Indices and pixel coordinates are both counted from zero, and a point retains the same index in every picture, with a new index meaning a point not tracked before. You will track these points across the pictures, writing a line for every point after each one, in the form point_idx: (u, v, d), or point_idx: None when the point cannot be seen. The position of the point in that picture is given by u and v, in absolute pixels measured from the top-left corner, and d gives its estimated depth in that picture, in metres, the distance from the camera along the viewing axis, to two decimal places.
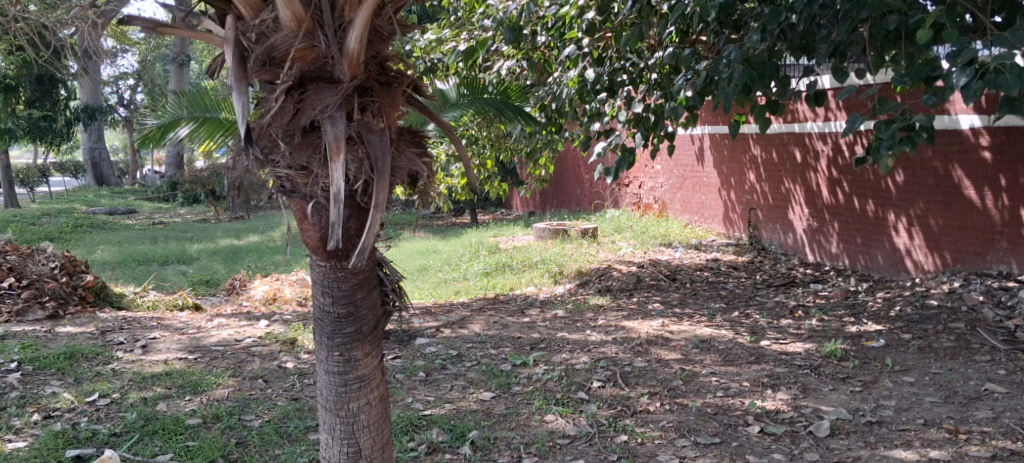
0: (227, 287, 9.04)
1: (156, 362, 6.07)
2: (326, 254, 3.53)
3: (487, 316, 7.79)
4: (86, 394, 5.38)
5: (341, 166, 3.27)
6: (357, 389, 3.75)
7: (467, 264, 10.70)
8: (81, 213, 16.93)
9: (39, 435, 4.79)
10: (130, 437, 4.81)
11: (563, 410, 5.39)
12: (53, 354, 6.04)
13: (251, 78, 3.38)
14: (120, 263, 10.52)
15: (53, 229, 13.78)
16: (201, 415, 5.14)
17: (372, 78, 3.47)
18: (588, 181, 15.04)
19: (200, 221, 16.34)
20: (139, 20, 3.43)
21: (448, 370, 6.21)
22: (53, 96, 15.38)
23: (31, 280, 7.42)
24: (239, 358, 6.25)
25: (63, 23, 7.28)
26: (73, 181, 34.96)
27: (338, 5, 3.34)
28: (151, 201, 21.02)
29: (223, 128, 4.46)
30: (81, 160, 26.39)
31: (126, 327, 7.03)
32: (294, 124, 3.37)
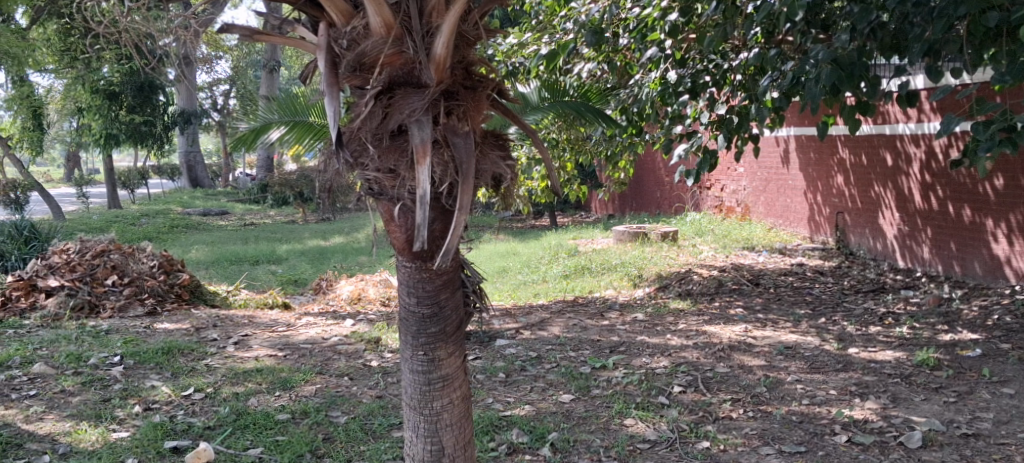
0: (313, 287, 9.29)
1: (248, 358, 6.29)
2: (411, 255, 3.61)
3: (567, 318, 7.80)
4: (183, 388, 5.61)
5: (427, 170, 3.34)
6: (441, 388, 3.81)
7: (546, 266, 10.72)
8: (177, 214, 17.63)
9: (139, 426, 5.01)
10: (224, 431, 5.00)
11: (643, 414, 5.36)
12: (152, 349, 6.33)
13: (342, 84, 3.47)
14: (214, 262, 10.93)
15: (152, 229, 14.39)
16: (290, 411, 5.30)
17: (458, 83, 3.53)
18: (668, 183, 14.89)
19: (288, 222, 16.80)
20: (237, 28, 3.56)
21: (528, 372, 6.25)
22: (153, 102, 15.92)
23: (132, 277, 7.76)
24: (325, 356, 6.42)
25: (164, 32, 7.62)
26: (170, 184, 36.52)
27: (426, 11, 3.41)
28: (243, 202, 21.73)
29: (312, 132, 4.59)
30: (177, 163, 27.48)
31: (219, 324, 7.30)
32: (383, 128, 3.45)
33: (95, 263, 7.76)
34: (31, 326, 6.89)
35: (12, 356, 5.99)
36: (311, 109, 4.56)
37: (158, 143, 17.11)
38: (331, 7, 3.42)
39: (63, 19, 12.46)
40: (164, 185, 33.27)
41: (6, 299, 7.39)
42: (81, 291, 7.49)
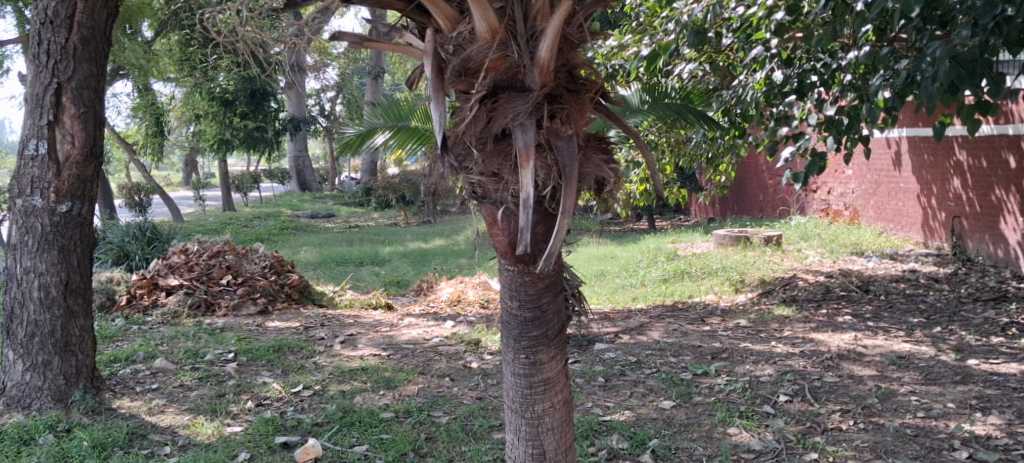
0: (415, 288, 9.47)
1: (353, 357, 6.46)
2: (514, 258, 3.64)
3: (667, 323, 7.69)
4: (293, 385, 5.81)
5: (530, 173, 3.35)
6: (542, 391, 3.81)
7: (645, 270, 10.60)
8: (287, 217, 18.28)
9: (252, 421, 5.21)
10: (331, 428, 5.14)
11: (747, 423, 5.23)
12: (264, 347, 6.58)
13: (447, 89, 3.51)
14: (320, 263, 11.28)
15: (264, 231, 14.96)
16: (393, 410, 5.41)
17: (562, 86, 3.53)
18: (772, 186, 14.53)
19: (390, 225, 17.17)
20: (348, 35, 3.65)
21: (627, 377, 6.19)
22: (264, 108, 16.54)
23: (245, 278, 8.12)
24: (427, 357, 6.53)
25: (277, 40, 7.91)
26: (281, 187, 37.89)
27: (531, 15, 3.43)
28: (348, 206, 22.33)
29: (417, 137, 4.66)
30: (287, 167, 28.50)
31: (327, 323, 7.53)
32: (487, 132, 3.47)
33: (211, 263, 8.21)
34: (153, 323, 7.26)
35: (136, 351, 6.33)
36: (413, 114, 4.63)
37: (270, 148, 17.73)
38: (438, 12, 3.47)
39: (184, 31, 13.10)
40: (274, 189, 34.54)
41: (131, 296, 7.76)
42: (199, 290, 7.83)
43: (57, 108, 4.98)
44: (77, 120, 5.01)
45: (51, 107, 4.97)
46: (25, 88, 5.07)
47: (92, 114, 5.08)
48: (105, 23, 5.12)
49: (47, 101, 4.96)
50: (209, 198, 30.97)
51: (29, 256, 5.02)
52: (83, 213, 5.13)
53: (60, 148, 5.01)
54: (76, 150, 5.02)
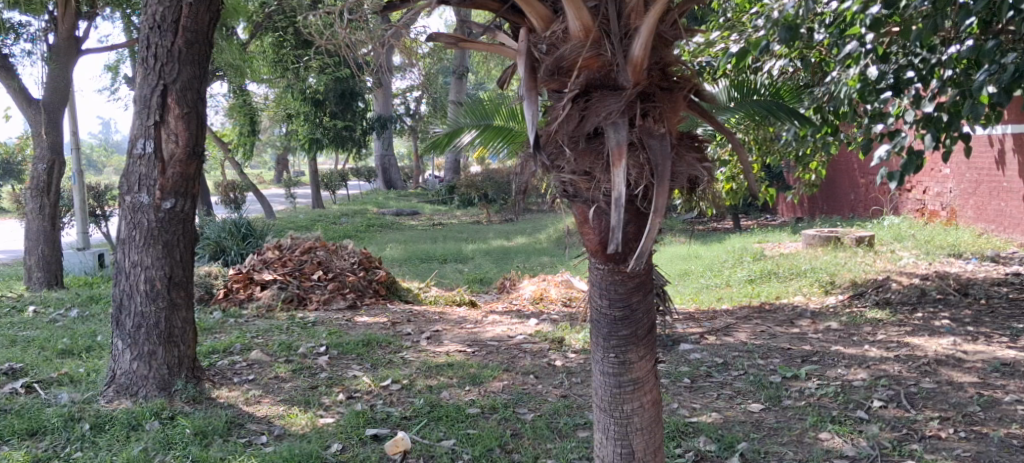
0: (498, 286, 9.55)
1: (439, 353, 6.55)
2: (604, 258, 3.64)
3: (754, 325, 7.55)
4: (381, 378, 5.94)
5: (622, 172, 3.35)
6: (631, 391, 3.80)
7: (730, 271, 10.41)
8: (373, 214, 18.64)
9: (344, 413, 5.35)
10: (419, 422, 5.23)
11: (839, 428, 5.09)
12: (354, 341, 6.74)
13: (540, 88, 3.53)
14: (406, 260, 11.47)
15: (351, 228, 15.30)
16: (480, 406, 5.47)
17: (655, 84, 3.51)
18: (864, 185, 14.11)
19: (473, 223, 17.31)
20: (443, 36, 3.72)
21: (714, 378, 6.10)
22: (353, 107, 16.84)
23: (335, 273, 8.34)
24: (511, 354, 6.57)
25: (366, 42, 8.09)
26: (366, 185, 38.67)
27: (624, 13, 3.42)
28: (432, 203, 22.63)
29: (503, 135, 4.69)
30: (373, 165, 29.06)
31: (413, 319, 7.66)
32: (579, 131, 3.48)
33: (303, 259, 8.48)
34: (248, 316, 7.53)
35: (233, 343, 6.57)
36: (499, 114, 4.66)
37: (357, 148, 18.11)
38: (531, 13, 3.50)
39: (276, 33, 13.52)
40: (361, 186, 35.18)
41: (228, 290, 8.04)
42: (291, 285, 8.07)
43: (163, 109, 5.21)
44: (181, 120, 5.23)
45: (157, 108, 5.20)
46: (134, 90, 5.32)
47: (195, 115, 5.30)
48: (208, 27, 5.33)
49: (154, 102, 5.20)
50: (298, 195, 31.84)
51: (136, 250, 5.27)
52: (186, 209, 5.35)
53: (165, 147, 5.23)
54: (180, 149, 5.25)
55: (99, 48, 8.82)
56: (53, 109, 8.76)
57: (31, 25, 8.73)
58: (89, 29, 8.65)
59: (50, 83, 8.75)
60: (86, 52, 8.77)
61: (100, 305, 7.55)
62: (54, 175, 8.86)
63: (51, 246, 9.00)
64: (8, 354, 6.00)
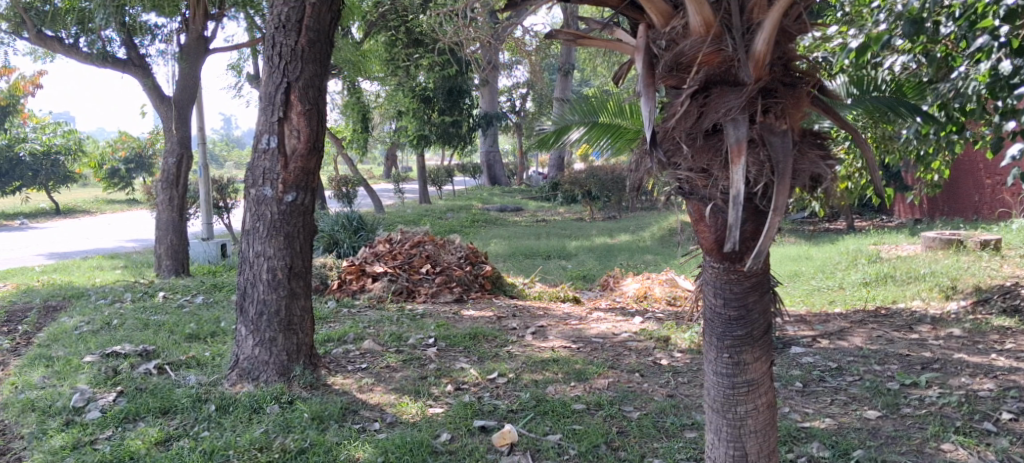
0: (602, 283, 9.52)
1: (544, 348, 6.59)
2: (720, 256, 3.58)
3: (870, 329, 7.28)
4: (488, 371, 6.02)
5: (742, 169, 3.30)
6: (745, 393, 3.73)
7: (844, 273, 10.07)
8: (478, 209, 18.87)
9: (452, 403, 5.45)
10: (525, 415, 5.28)
11: (964, 440, 4.87)
12: (461, 334, 6.87)
13: (658, 84, 3.52)
14: (511, 255, 11.59)
15: (457, 223, 15.53)
16: (585, 402, 5.49)
17: (777, 79, 3.45)
18: (991, 186, 13.46)
19: (576, 220, 17.31)
20: (562, 34, 3.78)
21: (827, 383, 5.92)
22: (461, 104, 16.78)
23: (443, 267, 8.51)
24: (616, 351, 6.55)
25: (471, 40, 8.19)
26: (472, 181, 39.12)
27: (747, 8, 3.37)
28: (536, 200, 22.73)
29: (609, 133, 4.76)
30: (478, 161, 29.44)
31: (518, 314, 7.74)
32: (697, 127, 3.45)
33: (413, 252, 8.69)
34: (360, 306, 7.78)
35: (347, 333, 6.80)
36: (605, 110, 4.73)
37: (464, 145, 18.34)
38: (649, 9, 3.49)
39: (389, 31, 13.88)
40: (466, 183, 35.62)
41: (342, 281, 8.33)
42: (401, 278, 8.28)
43: (286, 106, 5.43)
44: (302, 117, 5.44)
45: (281, 105, 5.42)
46: (259, 88, 5.56)
47: (316, 111, 5.50)
48: (329, 26, 5.54)
49: (278, 99, 5.42)
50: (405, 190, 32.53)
51: (259, 241, 5.50)
52: (306, 203, 5.56)
53: (288, 142, 5.45)
54: (302, 144, 5.45)
55: (225, 47, 9.25)
56: (183, 105, 9.25)
57: (165, 26, 9.23)
58: (217, 30, 9.06)
59: (181, 81, 9.24)
60: (213, 51, 9.21)
61: (223, 293, 7.94)
62: (183, 168, 9.36)
63: (179, 236, 9.51)
64: (141, 336, 6.38)
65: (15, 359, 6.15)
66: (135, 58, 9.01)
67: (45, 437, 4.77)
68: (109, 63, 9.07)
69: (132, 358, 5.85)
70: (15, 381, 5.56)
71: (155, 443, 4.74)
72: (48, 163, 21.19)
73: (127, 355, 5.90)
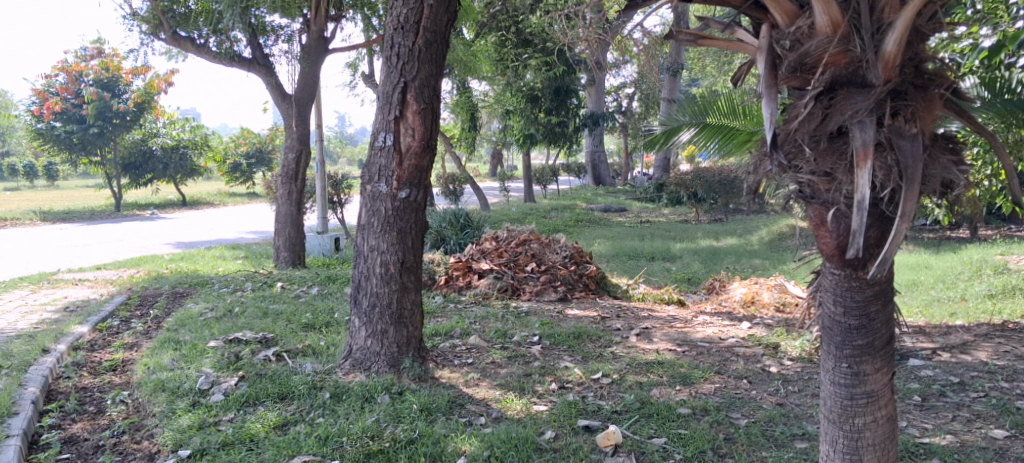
0: (707, 286, 9.36)
1: (649, 350, 6.54)
2: (841, 262, 3.49)
3: (996, 344, 6.90)
4: (592, 371, 6.03)
5: (868, 173, 3.22)
6: (864, 404, 3.61)
7: (967, 284, 9.58)
8: (582, 209, 18.85)
9: (556, 402, 5.48)
10: (630, 417, 5.26)
11: None
12: (565, 333, 6.90)
13: (780, 86, 3.47)
14: (615, 256, 11.54)
15: (561, 222, 15.58)
16: (691, 406, 5.42)
17: (907, 82, 3.36)
18: None
19: (682, 222, 17.06)
20: (683, 35, 3.77)
21: (948, 398, 5.66)
22: (568, 105, 16.78)
23: (548, 266, 8.56)
24: (723, 357, 6.43)
25: (580, 39, 8.19)
26: (576, 180, 39.02)
27: (878, 7, 3.30)
28: (640, 201, 22.51)
29: (718, 135, 5.61)
30: (584, 161, 29.40)
31: (622, 314, 7.71)
32: (821, 130, 3.38)
33: (518, 250, 8.80)
34: (466, 302, 7.92)
35: (453, 328, 6.94)
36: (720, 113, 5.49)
37: (570, 145, 18.31)
38: (773, 8, 3.45)
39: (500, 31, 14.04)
40: (571, 182, 35.56)
41: (449, 277, 8.54)
42: (506, 275, 8.40)
43: (402, 104, 5.57)
44: (417, 115, 5.57)
45: (398, 104, 5.57)
46: (377, 87, 5.73)
47: (430, 110, 5.62)
48: (445, 28, 5.66)
49: (395, 98, 5.57)
50: (510, 189, 32.77)
51: (374, 235, 5.68)
52: (419, 199, 5.70)
53: (403, 140, 5.59)
54: (416, 142, 5.58)
55: (344, 47, 9.56)
56: (303, 103, 9.61)
57: (288, 26, 9.60)
58: (336, 30, 9.37)
59: (301, 80, 9.60)
60: (332, 51, 9.52)
61: (336, 285, 8.21)
62: (301, 163, 9.73)
63: (296, 229, 9.89)
64: (261, 324, 6.67)
65: (148, 341, 6.53)
66: (259, 58, 9.41)
67: (174, 416, 5.04)
68: (236, 62, 9.51)
69: (253, 345, 6.14)
70: (147, 362, 5.90)
71: (274, 427, 4.95)
72: (177, 157, 22.38)
73: (248, 342, 6.19)
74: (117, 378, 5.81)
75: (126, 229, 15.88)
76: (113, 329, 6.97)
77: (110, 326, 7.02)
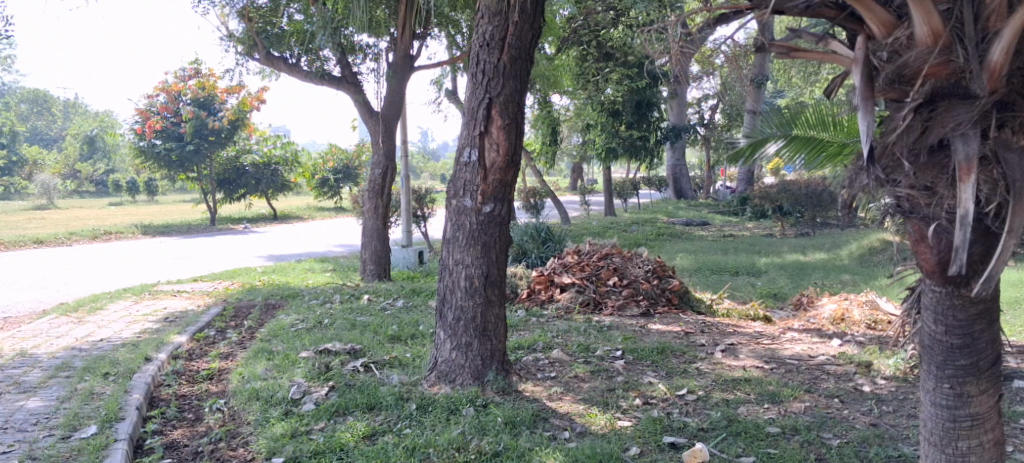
0: (794, 302, 9.12)
1: (736, 367, 6.43)
2: (942, 279, 3.39)
3: None
4: (677, 388, 5.96)
5: (972, 187, 3.15)
6: (968, 427, 3.48)
7: None
8: (663, 223, 18.67)
9: (641, 418, 5.44)
10: (717, 434, 5.18)
11: None
12: (649, 348, 6.84)
13: (877, 98, 3.41)
14: (697, 270, 11.38)
15: (642, 236, 15.44)
16: (780, 425, 5.30)
17: (1015, 92, 3.27)
18: None
19: (767, 236, 16.72)
20: (776, 47, 3.78)
21: None
22: (649, 118, 16.58)
23: (630, 280, 8.50)
24: (813, 375, 6.27)
25: (664, 52, 8.14)
26: (657, 194, 38.68)
27: (983, 16, 3.24)
28: (723, 214, 22.14)
29: (805, 147, 5.54)
30: (664, 174, 29.14)
31: (706, 330, 7.60)
32: (921, 142, 3.32)
33: (600, 265, 8.78)
34: (548, 316, 7.94)
35: (536, 341, 6.97)
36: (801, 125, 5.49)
37: (653, 159, 18.17)
38: (869, 19, 3.42)
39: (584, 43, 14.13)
40: (651, 195, 35.27)
41: (531, 291, 8.63)
42: (588, 289, 8.40)
43: (487, 120, 5.65)
44: (502, 131, 5.63)
45: (483, 119, 5.64)
46: (462, 103, 5.81)
47: (514, 125, 5.68)
48: (530, 44, 5.72)
49: (480, 114, 5.64)
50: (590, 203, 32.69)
51: (459, 249, 5.75)
52: (502, 214, 5.75)
53: (488, 155, 5.66)
54: (500, 157, 5.64)
55: (429, 64, 9.73)
56: (389, 120, 9.82)
57: (375, 44, 9.84)
58: (421, 47, 9.54)
59: (388, 97, 9.82)
60: (417, 68, 9.70)
61: (421, 298, 8.35)
62: (387, 178, 9.93)
63: (382, 243, 10.09)
64: (350, 336, 6.83)
65: (242, 351, 6.76)
66: (348, 76, 9.67)
67: (267, 424, 5.20)
68: (326, 81, 9.79)
69: (342, 356, 6.29)
70: (242, 371, 6.10)
71: (363, 436, 5.05)
72: (268, 173, 23.14)
73: (337, 353, 6.34)
74: (214, 387, 6.03)
75: (219, 242, 16.47)
76: (209, 339, 7.25)
77: (206, 336, 7.30)
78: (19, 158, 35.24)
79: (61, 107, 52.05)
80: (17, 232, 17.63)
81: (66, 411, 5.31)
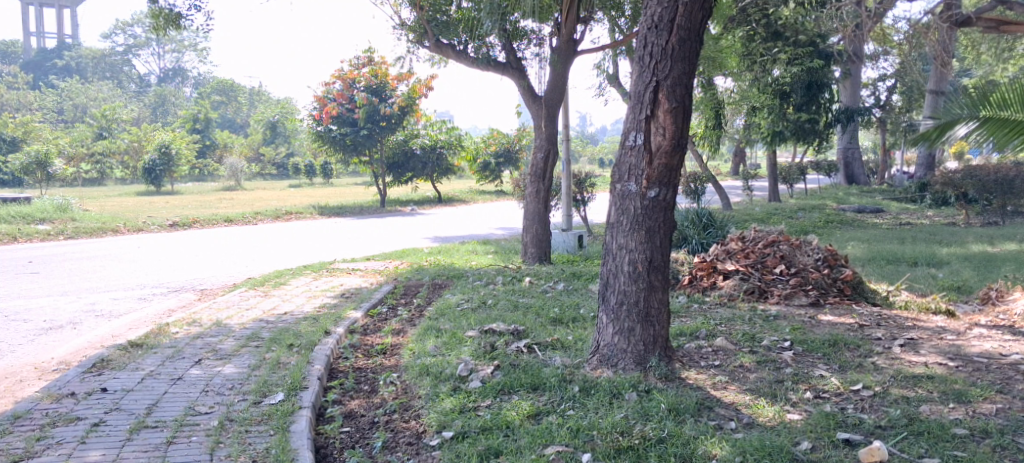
0: (981, 296, 8.46)
1: (916, 363, 6.06)
2: None
3: None
4: (852, 382, 5.68)
5: None
6: None
7: None
8: (833, 210, 17.82)
9: (811, 412, 5.23)
10: (896, 433, 4.90)
11: None
12: (820, 340, 6.56)
13: None
14: (870, 260, 10.80)
15: (809, 223, 14.80)
16: (968, 427, 4.95)
17: None
18: None
19: (949, 224, 15.59)
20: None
21: None
22: (819, 98, 15.64)
23: (798, 269, 8.20)
24: (1005, 374, 5.80)
25: None
26: (826, 180, 36.85)
27: None
28: (899, 201, 20.84)
29: (987, 131, 6.50)
30: (835, 158, 27.85)
31: (883, 323, 7.20)
32: None
33: (766, 252, 8.49)
34: (711, 304, 7.79)
35: (699, 328, 6.84)
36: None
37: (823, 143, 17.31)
38: None
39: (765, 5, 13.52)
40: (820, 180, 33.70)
41: (692, 277, 8.52)
42: (753, 277, 8.17)
43: (654, 103, 5.58)
44: (669, 114, 5.54)
45: (649, 103, 5.58)
46: (630, 85, 5.76)
47: (682, 108, 5.57)
48: (700, 24, 5.58)
49: (647, 97, 5.58)
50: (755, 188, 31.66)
51: (623, 234, 5.72)
52: (668, 198, 5.66)
53: (653, 139, 5.59)
54: (666, 141, 5.56)
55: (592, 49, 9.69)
56: (552, 104, 9.88)
57: (540, 30, 9.91)
58: (585, 31, 9.49)
59: (551, 82, 9.88)
60: (581, 52, 9.69)
61: (581, 281, 8.38)
62: (549, 162, 10.02)
63: (542, 225, 10.19)
64: (513, 317, 6.96)
65: (412, 328, 7.03)
66: (512, 62, 9.80)
67: (437, 399, 5.38)
68: (491, 66, 9.96)
69: (506, 336, 6.42)
70: (414, 348, 6.36)
71: (528, 415, 5.13)
72: (434, 156, 23.88)
73: (501, 333, 6.48)
74: (387, 361, 6.31)
75: (387, 224, 17.18)
76: (382, 315, 7.58)
77: (379, 312, 7.65)
78: (211, 142, 38.19)
79: (247, 94, 55.73)
80: (210, 210, 19.12)
81: (256, 378, 5.72)
